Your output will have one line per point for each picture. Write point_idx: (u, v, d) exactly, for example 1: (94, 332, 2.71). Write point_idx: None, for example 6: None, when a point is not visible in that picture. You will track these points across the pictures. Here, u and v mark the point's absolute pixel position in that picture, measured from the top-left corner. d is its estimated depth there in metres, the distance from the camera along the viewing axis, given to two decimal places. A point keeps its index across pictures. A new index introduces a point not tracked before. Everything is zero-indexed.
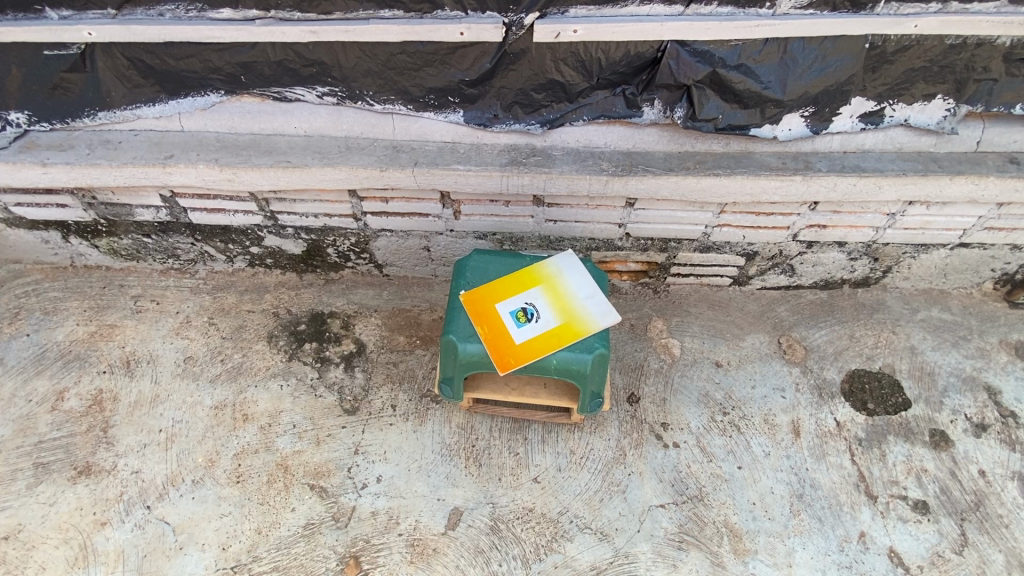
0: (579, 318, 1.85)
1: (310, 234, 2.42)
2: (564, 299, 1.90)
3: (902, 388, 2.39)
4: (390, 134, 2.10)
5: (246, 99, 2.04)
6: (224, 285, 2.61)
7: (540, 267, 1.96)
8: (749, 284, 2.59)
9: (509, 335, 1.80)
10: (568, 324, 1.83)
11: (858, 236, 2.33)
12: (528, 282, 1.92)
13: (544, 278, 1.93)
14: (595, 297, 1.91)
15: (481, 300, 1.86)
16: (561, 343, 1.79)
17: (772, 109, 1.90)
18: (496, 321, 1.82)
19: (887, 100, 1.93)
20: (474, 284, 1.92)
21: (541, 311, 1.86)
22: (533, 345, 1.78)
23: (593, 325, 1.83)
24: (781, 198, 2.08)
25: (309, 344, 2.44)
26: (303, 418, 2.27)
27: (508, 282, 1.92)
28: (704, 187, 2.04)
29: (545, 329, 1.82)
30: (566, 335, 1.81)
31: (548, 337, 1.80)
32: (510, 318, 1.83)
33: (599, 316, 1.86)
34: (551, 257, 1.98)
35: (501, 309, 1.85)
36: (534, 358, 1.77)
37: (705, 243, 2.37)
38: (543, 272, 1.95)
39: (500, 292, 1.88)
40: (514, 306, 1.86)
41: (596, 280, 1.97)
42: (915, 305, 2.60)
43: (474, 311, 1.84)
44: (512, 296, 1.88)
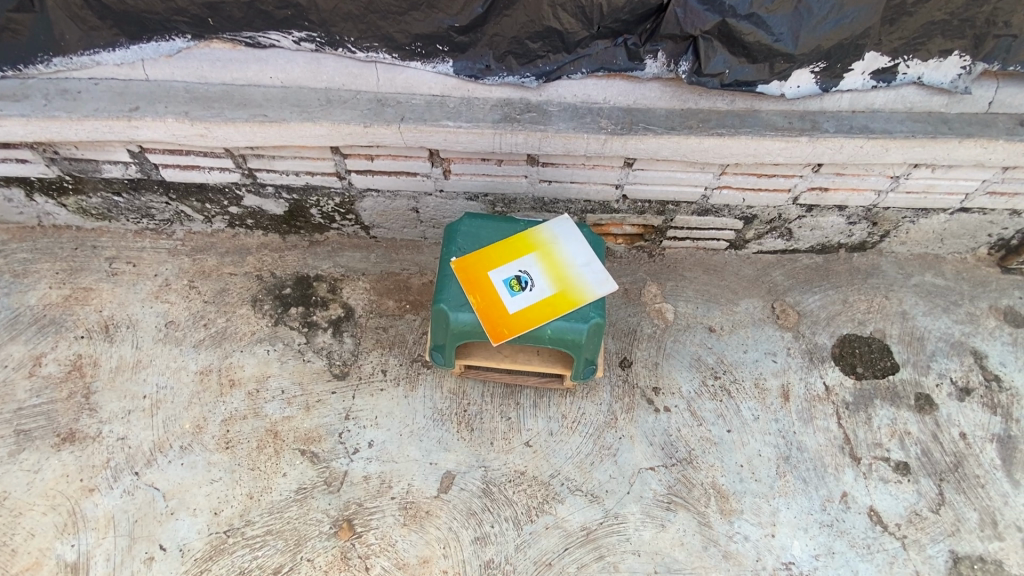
0: (576, 285, 1.80)
1: (291, 194, 2.29)
2: (561, 264, 1.84)
3: (891, 352, 2.41)
4: (374, 87, 1.95)
5: (215, 45, 1.87)
6: (204, 246, 2.53)
7: (535, 231, 1.89)
8: (745, 249, 2.56)
9: (502, 304, 1.74)
10: (564, 292, 1.78)
11: (859, 199, 2.26)
12: (522, 247, 1.85)
13: (540, 243, 1.87)
14: (593, 263, 1.85)
15: (472, 266, 1.79)
16: (555, 313, 1.74)
17: (782, 65, 1.79)
18: (488, 289, 1.76)
19: (902, 55, 1.82)
20: (466, 250, 1.84)
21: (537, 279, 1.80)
22: (528, 315, 1.73)
23: (588, 295, 1.78)
24: (785, 159, 1.99)
25: (295, 309, 2.39)
26: (292, 383, 2.24)
27: (501, 246, 1.84)
28: (707, 147, 1.93)
29: (540, 297, 1.77)
30: (562, 303, 1.76)
31: (543, 306, 1.75)
32: (503, 285, 1.77)
33: (597, 284, 1.80)
34: (546, 220, 1.91)
35: (494, 276, 1.79)
36: (529, 327, 1.72)
37: (704, 206, 2.30)
38: (538, 237, 1.87)
39: (492, 258, 1.81)
40: (508, 273, 1.80)
41: (592, 247, 1.89)
42: (909, 270, 2.60)
43: (466, 278, 1.77)
44: (506, 263, 1.81)
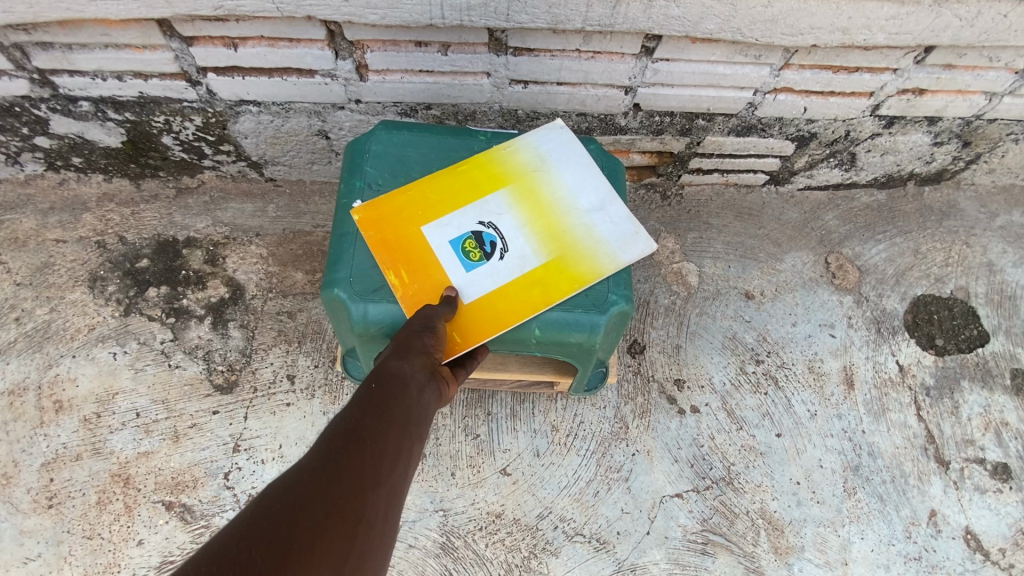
0: (577, 248, 1.15)
1: (123, 113, 1.48)
2: (550, 216, 1.18)
3: (978, 318, 1.83)
4: None
5: None
6: (14, 201, 1.70)
7: (504, 164, 1.22)
8: (789, 184, 1.90)
9: (455, 286, 1.09)
10: (558, 260, 1.13)
11: (961, 106, 1.60)
12: (483, 187, 1.19)
13: (511, 183, 1.21)
14: (603, 209, 1.19)
15: (401, 222, 1.13)
16: (545, 298, 1.09)
17: None
18: (432, 262, 1.11)
19: None
20: (392, 196, 1.15)
21: (512, 242, 1.15)
22: (500, 302, 1.08)
23: (597, 267, 1.12)
24: (888, 38, 1.29)
25: (155, 290, 1.62)
26: (151, 402, 1.51)
27: (447, 189, 1.18)
28: (775, 16, 1.21)
29: (519, 271, 1.12)
30: (556, 279, 1.11)
31: (524, 287, 1.10)
32: (456, 254, 1.12)
33: (611, 243, 1.16)
34: (520, 145, 1.24)
35: (441, 241, 1.13)
36: (505, 323, 1.06)
37: (746, 122, 1.60)
38: (509, 173, 1.21)
39: (434, 210, 1.16)
40: (463, 234, 1.14)
41: (601, 186, 1.22)
42: (993, 208, 2.00)
43: (393, 245, 1.10)
44: (459, 218, 1.16)
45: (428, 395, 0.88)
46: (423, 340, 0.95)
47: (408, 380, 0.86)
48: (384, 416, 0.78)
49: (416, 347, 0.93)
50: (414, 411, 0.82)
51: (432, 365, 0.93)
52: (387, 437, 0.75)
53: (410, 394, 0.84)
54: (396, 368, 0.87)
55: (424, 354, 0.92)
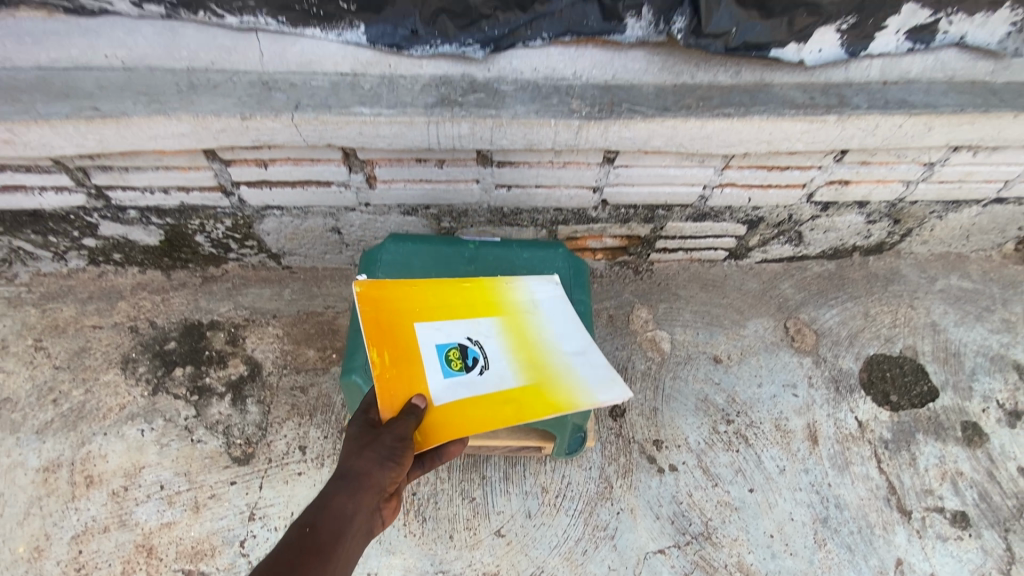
0: (554, 380, 1.27)
1: (163, 218, 1.72)
2: (536, 348, 1.32)
3: (927, 374, 2.02)
4: (257, 66, 1.40)
5: (18, 13, 1.27)
6: (58, 292, 1.92)
7: (503, 292, 1.40)
8: (747, 258, 2.14)
9: (433, 386, 1.17)
10: (534, 384, 1.25)
11: (883, 193, 1.86)
12: (479, 311, 1.33)
13: (505, 311, 1.37)
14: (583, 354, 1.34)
15: (398, 310, 1.24)
16: (516, 413, 1.19)
17: (803, 19, 1.34)
18: (415, 357, 1.20)
19: (947, 8, 1.41)
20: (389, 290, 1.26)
21: (494, 360, 1.27)
22: (469, 414, 1.15)
23: (568, 399, 1.24)
24: (807, 146, 1.56)
25: (181, 370, 1.80)
26: (174, 474, 1.65)
27: (445, 300, 1.32)
28: (710, 134, 1.48)
29: (493, 385, 1.23)
30: (530, 398, 1.22)
31: (495, 404, 1.19)
32: (438, 357, 1.22)
33: (585, 383, 1.28)
34: (519, 278, 1.42)
35: (430, 340, 1.24)
36: (473, 425, 1.15)
37: (700, 210, 1.85)
38: (503, 301, 1.38)
39: (430, 310, 1.28)
40: (451, 337, 1.26)
41: (581, 329, 1.40)
42: (932, 273, 2.23)
43: (382, 335, 1.19)
44: (452, 325, 1.29)
45: (359, 539, 0.94)
46: (377, 473, 1.00)
47: (344, 523, 0.93)
48: (310, 569, 0.84)
49: (366, 479, 0.99)
50: (342, 561, 0.89)
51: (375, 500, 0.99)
52: None
53: (341, 543, 0.90)
54: (337, 508, 0.94)
55: (372, 488, 0.99)
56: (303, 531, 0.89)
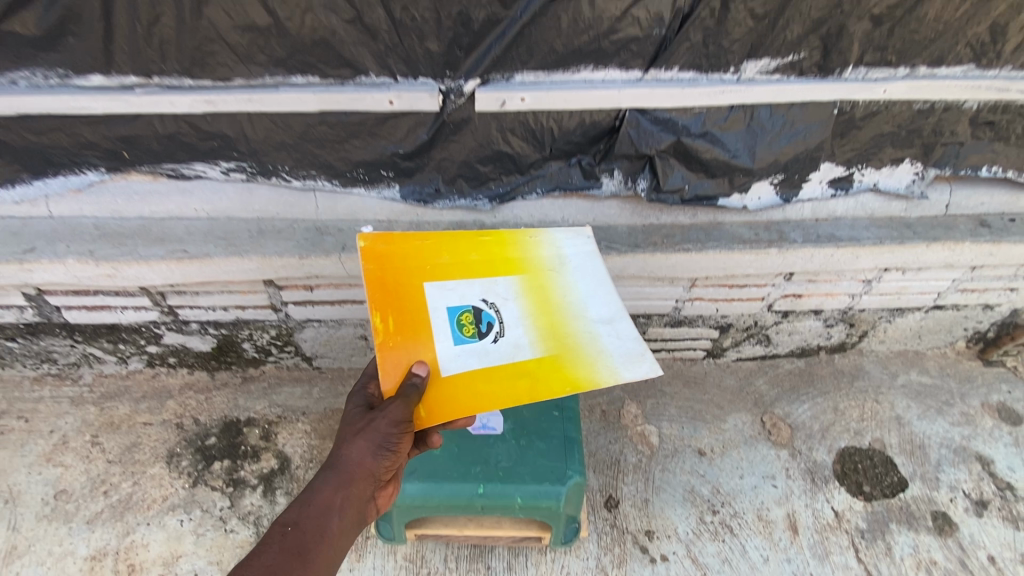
0: (570, 348, 1.31)
1: (219, 329, 2.03)
2: (557, 315, 1.36)
3: (896, 466, 2.20)
4: (312, 214, 1.78)
5: (132, 178, 1.70)
6: (116, 391, 2.18)
7: (524, 253, 1.46)
8: (723, 357, 2.41)
9: (442, 351, 1.24)
10: (550, 351, 1.30)
11: (834, 303, 2.16)
12: (498, 274, 1.40)
13: (526, 271, 1.43)
14: (608, 324, 1.37)
15: (413, 272, 1.32)
16: (526, 380, 1.24)
17: (741, 178, 1.72)
18: (421, 327, 1.25)
19: (856, 165, 1.79)
20: (405, 254, 1.33)
21: (508, 328, 1.32)
22: (478, 377, 1.22)
23: (581, 369, 1.28)
24: (757, 270, 1.89)
25: (219, 464, 2.02)
26: (208, 563, 1.82)
27: (464, 264, 1.39)
28: (675, 263, 1.82)
29: (509, 356, 1.28)
30: (543, 366, 1.27)
31: (507, 368, 1.25)
32: (449, 325, 1.28)
33: (599, 354, 1.31)
34: (542, 236, 1.48)
35: (444, 302, 1.30)
36: (483, 390, 1.21)
37: (676, 318, 2.16)
38: (524, 261, 1.44)
39: (441, 277, 1.34)
40: (463, 305, 1.31)
41: (600, 296, 1.42)
42: (893, 369, 2.47)
43: (398, 296, 1.27)
44: (469, 288, 1.35)
45: (344, 527, 1.12)
46: (366, 463, 1.16)
47: (328, 516, 1.10)
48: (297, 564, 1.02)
49: (357, 470, 1.15)
50: (327, 548, 1.07)
51: (363, 482, 1.16)
52: None
53: (325, 535, 1.07)
54: (321, 502, 1.11)
55: (360, 480, 1.15)
56: (285, 529, 1.05)
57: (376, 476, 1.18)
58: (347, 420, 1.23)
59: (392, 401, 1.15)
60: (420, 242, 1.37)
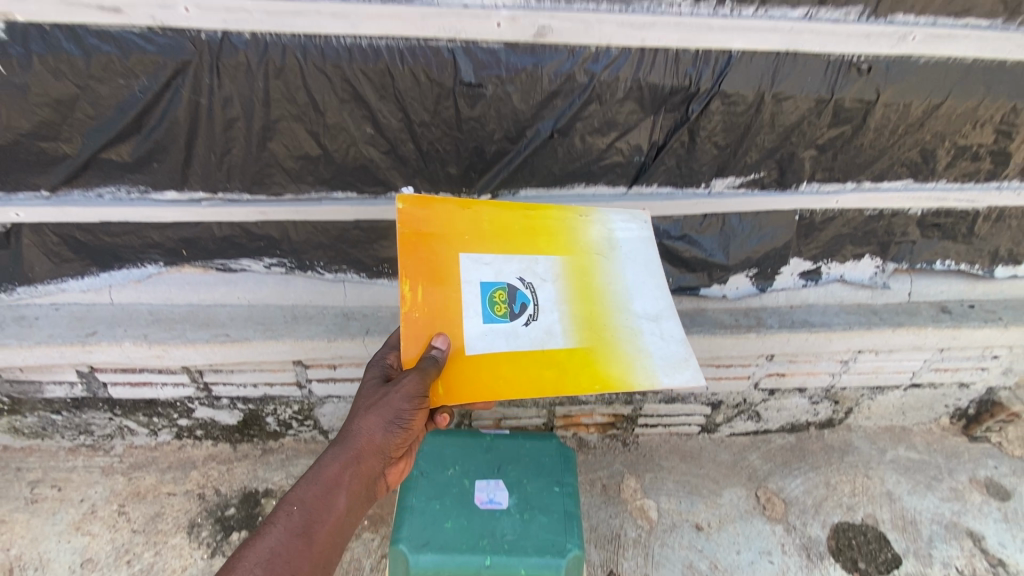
0: (603, 343, 1.38)
1: (247, 404, 2.21)
2: (596, 305, 1.42)
3: (889, 541, 2.26)
4: (340, 301, 2.02)
5: (186, 270, 1.94)
6: (144, 462, 2.32)
7: (572, 232, 1.50)
8: (717, 432, 2.54)
9: (473, 329, 1.30)
10: (584, 344, 1.37)
11: (815, 381, 2.33)
12: (541, 253, 1.43)
13: (570, 254, 1.46)
14: (642, 321, 1.43)
15: (451, 243, 1.35)
16: (557, 368, 1.33)
17: (719, 272, 1.96)
18: (449, 301, 1.30)
19: (822, 260, 2.02)
20: (446, 222, 1.37)
21: (543, 313, 1.37)
22: (508, 361, 1.30)
23: (610, 366, 1.36)
24: (739, 352, 2.09)
25: (237, 534, 2.13)
26: None
27: (506, 238, 1.42)
28: None
29: (541, 341, 1.34)
30: (575, 357, 1.35)
31: (539, 355, 1.33)
32: (482, 301, 1.32)
33: (630, 353, 1.38)
34: (591, 218, 1.51)
35: (482, 277, 1.34)
36: (511, 374, 1.29)
37: (669, 395, 2.33)
38: (571, 244, 1.48)
39: (479, 249, 1.37)
40: (497, 282, 1.35)
41: (637, 291, 1.47)
42: (882, 444, 2.57)
43: (436, 266, 1.31)
44: (509, 265, 1.38)
45: (352, 501, 1.22)
46: (375, 438, 1.26)
47: (336, 491, 1.19)
48: (309, 534, 1.12)
49: (366, 445, 1.25)
50: (336, 519, 1.17)
51: (371, 456, 1.26)
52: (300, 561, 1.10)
53: (332, 509, 1.17)
54: (329, 478, 1.20)
55: (368, 454, 1.26)
56: (292, 508, 1.13)
57: (384, 451, 1.28)
58: (360, 398, 1.32)
59: (406, 375, 1.23)
60: (457, 212, 1.39)
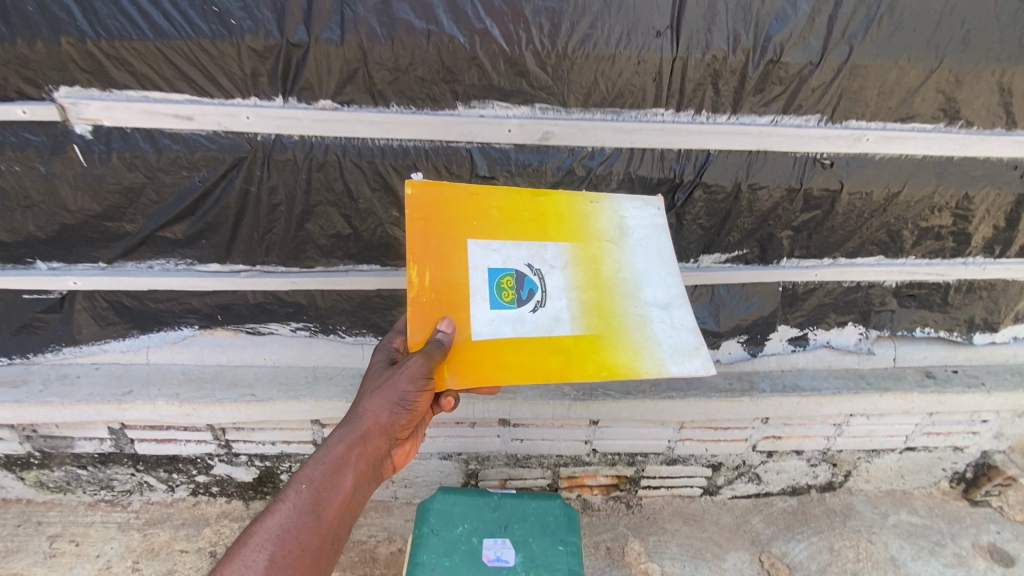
0: (611, 331, 1.38)
1: (263, 461, 2.31)
2: (606, 292, 1.41)
3: None
4: (358, 363, 2.16)
5: (218, 333, 2.11)
6: (159, 518, 2.38)
7: (585, 216, 1.48)
8: (719, 494, 2.58)
9: (479, 315, 1.32)
10: (590, 332, 1.37)
11: (812, 443, 2.41)
12: (551, 239, 1.43)
13: (581, 240, 1.45)
14: (652, 310, 1.41)
15: (460, 229, 1.37)
16: (561, 356, 1.35)
17: (711, 338, 2.11)
18: (458, 287, 1.33)
19: (808, 326, 2.18)
20: (455, 207, 1.38)
21: (551, 299, 1.38)
22: (512, 349, 1.32)
23: (616, 355, 1.37)
24: (735, 415, 2.20)
25: None
26: None
27: (517, 223, 1.42)
28: (662, 408, 2.15)
29: (547, 329, 1.35)
30: (581, 345, 1.36)
31: (545, 342, 1.34)
32: (489, 287, 1.34)
33: (638, 341, 1.38)
34: (603, 204, 1.49)
35: (489, 264, 1.36)
36: (516, 361, 1.32)
37: (670, 456, 2.41)
38: (582, 229, 1.46)
39: (489, 234, 1.38)
40: (506, 268, 1.36)
41: (651, 277, 1.45)
42: (884, 508, 2.59)
43: (444, 252, 1.33)
44: (518, 251, 1.38)
45: (360, 479, 1.24)
46: (382, 418, 1.28)
47: (343, 469, 1.22)
48: (316, 512, 1.15)
49: (373, 425, 1.28)
50: (343, 498, 1.20)
51: (378, 437, 1.28)
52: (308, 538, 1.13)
53: (339, 488, 1.19)
54: (336, 458, 1.23)
55: (374, 434, 1.28)
56: (300, 487, 1.16)
57: (390, 431, 1.30)
58: (368, 380, 1.35)
59: (412, 358, 1.27)
60: (466, 197, 1.40)
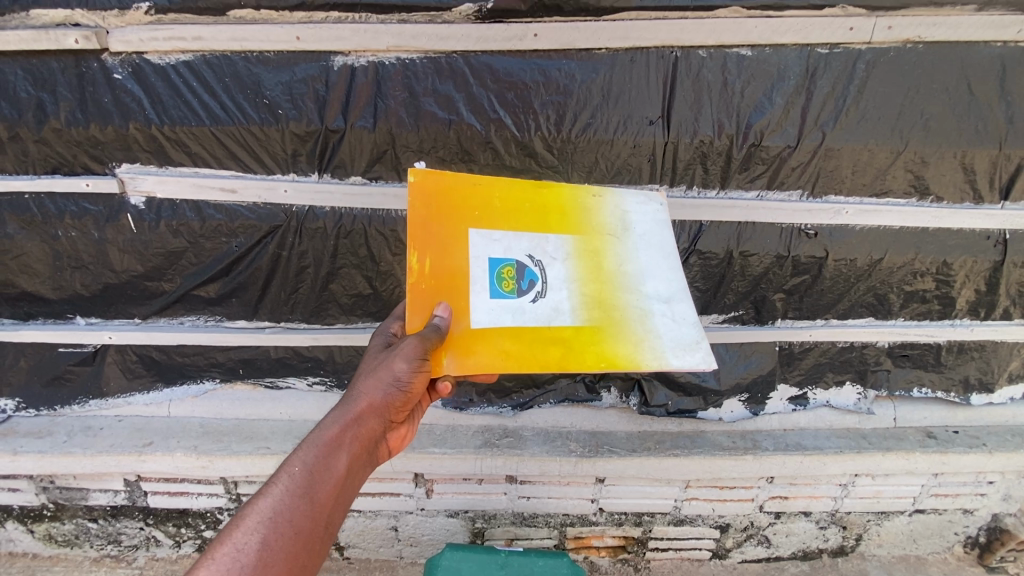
0: (610, 323, 1.42)
1: None
2: (606, 285, 1.45)
3: None
4: None
5: (238, 386, 2.22)
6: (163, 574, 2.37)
7: (585, 212, 1.53)
8: (729, 557, 2.54)
9: (479, 302, 1.36)
10: (590, 323, 1.41)
11: (819, 504, 2.41)
12: (551, 230, 1.48)
13: (581, 234, 1.50)
14: (649, 303, 1.45)
15: (463, 219, 1.42)
16: (561, 346, 1.37)
17: (713, 396, 2.20)
18: (457, 275, 1.38)
19: (807, 385, 2.25)
20: (459, 199, 1.44)
21: (550, 290, 1.42)
22: (512, 336, 1.35)
23: (615, 346, 1.40)
24: (739, 474, 2.22)
25: None
26: None
27: (518, 214, 1.47)
28: (667, 465, 2.18)
29: (546, 318, 1.39)
30: (581, 335, 1.39)
31: (544, 331, 1.38)
32: (490, 276, 1.39)
33: (637, 333, 1.41)
34: (603, 201, 1.55)
35: (491, 253, 1.41)
36: (516, 349, 1.35)
37: (677, 516, 2.41)
38: (582, 224, 1.51)
39: (491, 225, 1.44)
40: (507, 259, 1.41)
41: (648, 272, 1.49)
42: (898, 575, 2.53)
43: (446, 240, 1.39)
44: (518, 242, 1.43)
45: (354, 461, 1.23)
46: (376, 399, 1.28)
47: (337, 451, 1.21)
48: (309, 494, 1.13)
49: (367, 406, 1.27)
50: (338, 479, 1.18)
51: (373, 418, 1.28)
52: (302, 521, 1.11)
53: (333, 469, 1.18)
54: (330, 440, 1.21)
55: (369, 416, 1.27)
56: (294, 470, 1.15)
57: (384, 411, 1.30)
58: (364, 364, 1.35)
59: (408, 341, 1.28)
60: (469, 189, 1.45)
